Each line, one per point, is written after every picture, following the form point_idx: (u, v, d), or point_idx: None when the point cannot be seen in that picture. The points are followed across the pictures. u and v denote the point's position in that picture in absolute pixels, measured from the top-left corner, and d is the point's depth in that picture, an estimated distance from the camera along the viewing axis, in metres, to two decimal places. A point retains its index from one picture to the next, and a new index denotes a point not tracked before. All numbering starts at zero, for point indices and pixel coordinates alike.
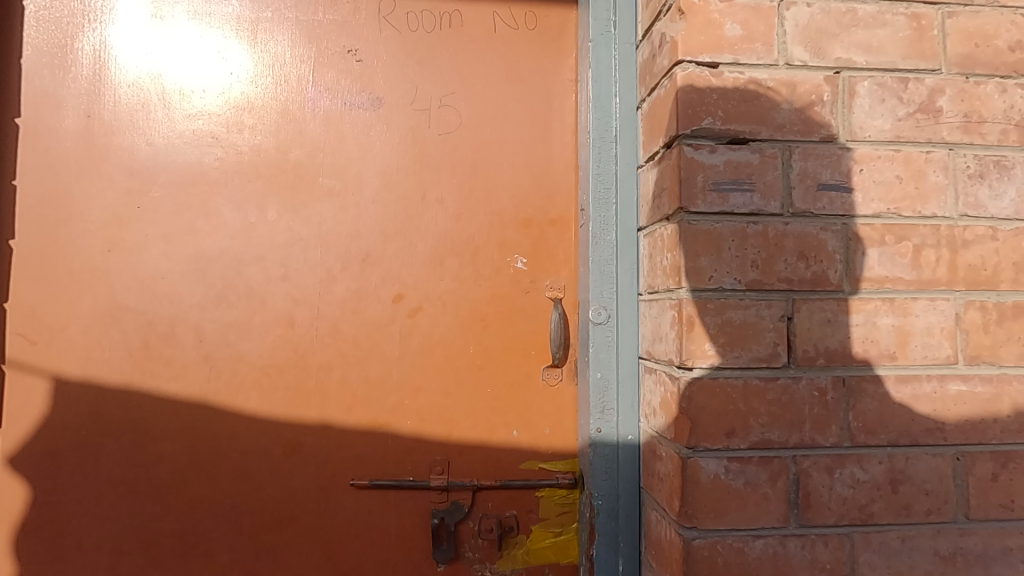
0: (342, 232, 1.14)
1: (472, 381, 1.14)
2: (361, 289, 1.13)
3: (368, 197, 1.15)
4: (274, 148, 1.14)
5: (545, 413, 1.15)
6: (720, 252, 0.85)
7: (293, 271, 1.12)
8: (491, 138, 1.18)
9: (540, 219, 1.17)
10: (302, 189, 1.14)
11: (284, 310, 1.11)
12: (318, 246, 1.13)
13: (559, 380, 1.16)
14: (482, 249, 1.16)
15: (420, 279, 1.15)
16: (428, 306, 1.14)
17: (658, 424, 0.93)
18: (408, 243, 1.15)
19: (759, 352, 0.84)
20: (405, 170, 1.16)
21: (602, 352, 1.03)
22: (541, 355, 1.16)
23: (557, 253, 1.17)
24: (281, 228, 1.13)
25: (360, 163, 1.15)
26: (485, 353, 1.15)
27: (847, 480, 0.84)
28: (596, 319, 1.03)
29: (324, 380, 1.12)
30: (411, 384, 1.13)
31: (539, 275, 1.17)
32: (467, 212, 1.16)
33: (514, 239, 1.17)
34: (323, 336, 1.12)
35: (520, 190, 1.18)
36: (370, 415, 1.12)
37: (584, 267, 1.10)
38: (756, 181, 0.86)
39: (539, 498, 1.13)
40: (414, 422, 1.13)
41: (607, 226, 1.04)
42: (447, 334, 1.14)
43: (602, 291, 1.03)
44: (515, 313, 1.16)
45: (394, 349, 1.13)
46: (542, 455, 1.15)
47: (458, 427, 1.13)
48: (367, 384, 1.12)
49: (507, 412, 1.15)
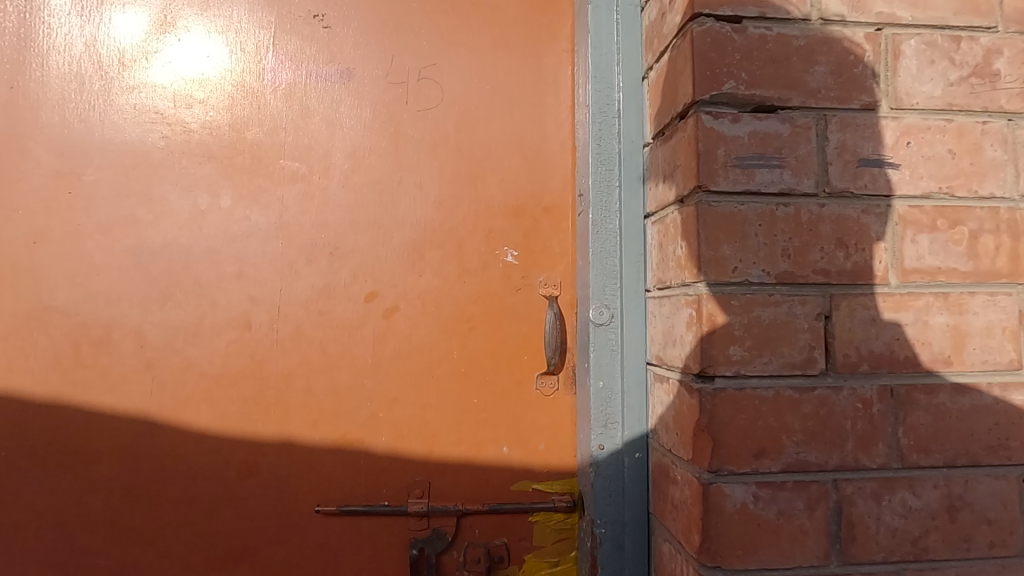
0: (307, 221, 1.00)
1: (457, 390, 1.01)
2: (329, 287, 0.99)
3: (337, 182, 1.01)
4: (228, 126, 0.99)
5: (540, 426, 1.02)
6: (745, 239, 0.72)
7: (250, 266, 0.98)
8: (476, 116, 1.04)
9: (533, 207, 1.04)
10: (260, 173, 0.99)
11: (240, 310, 0.97)
12: (279, 238, 0.99)
13: (555, 389, 1.02)
14: (467, 241, 1.03)
15: (397, 274, 1.01)
16: (406, 306, 1.01)
17: (670, 441, 0.80)
18: (383, 235, 1.01)
19: (793, 358, 0.71)
20: (379, 152, 1.02)
21: (604, 357, 0.89)
22: (535, 361, 1.02)
23: (552, 246, 1.04)
24: (237, 217, 0.98)
25: (327, 143, 1.01)
26: (471, 360, 1.01)
27: (896, 508, 0.71)
28: (596, 319, 0.89)
29: (286, 391, 0.97)
30: (386, 395, 0.99)
31: (532, 271, 1.03)
32: (449, 199, 1.03)
33: (503, 229, 1.03)
34: (285, 340, 0.98)
35: (510, 174, 1.04)
36: (340, 431, 0.98)
37: (582, 261, 0.97)
38: (786, 156, 0.73)
39: (532, 523, 1.00)
40: (390, 439, 0.99)
41: (609, 213, 0.91)
42: (428, 337, 1.01)
43: (604, 287, 0.90)
44: (505, 313, 1.02)
45: (368, 355, 0.99)
46: (536, 474, 1.01)
47: (441, 444, 1.00)
48: (336, 395, 0.98)
49: (496, 426, 1.01)
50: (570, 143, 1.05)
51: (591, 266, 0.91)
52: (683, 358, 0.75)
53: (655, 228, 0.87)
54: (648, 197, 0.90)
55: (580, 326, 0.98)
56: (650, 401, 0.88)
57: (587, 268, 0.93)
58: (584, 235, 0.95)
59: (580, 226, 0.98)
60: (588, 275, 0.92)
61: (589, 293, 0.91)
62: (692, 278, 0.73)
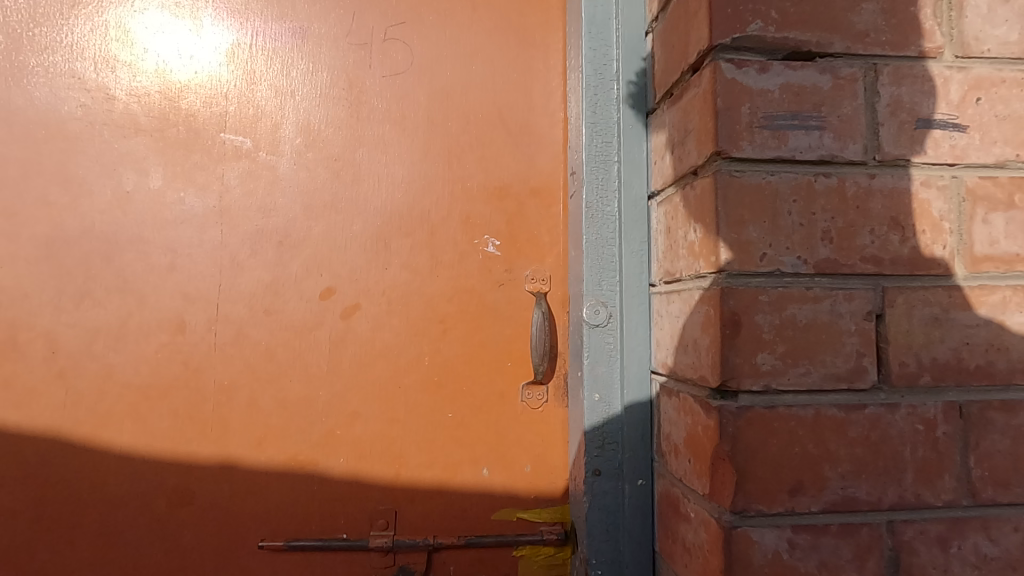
0: (252, 205, 0.85)
1: (429, 403, 0.86)
2: (277, 282, 0.85)
3: (288, 159, 0.86)
4: (159, 93, 0.84)
5: (525, 444, 0.87)
6: (776, 219, 0.57)
7: (184, 258, 0.83)
8: (452, 83, 0.90)
9: (517, 190, 0.90)
10: (197, 148, 0.85)
11: (171, 310, 0.83)
12: (218, 225, 0.84)
13: (544, 402, 0.88)
14: (440, 228, 0.88)
15: (358, 267, 0.86)
16: (369, 305, 0.86)
17: (681, 469, 0.65)
18: (342, 221, 0.87)
19: (837, 368, 0.56)
20: (338, 125, 0.87)
21: (600, 364, 0.75)
22: (519, 368, 0.88)
23: (540, 234, 0.89)
24: (169, 200, 0.84)
25: (277, 114, 0.87)
26: (446, 367, 0.87)
27: (966, 557, 0.57)
28: (591, 318, 0.75)
29: (226, 405, 0.83)
30: (345, 408, 0.85)
31: (517, 263, 0.89)
32: (420, 180, 0.88)
33: (483, 215, 0.89)
34: (225, 344, 0.83)
35: (491, 151, 0.90)
36: (290, 451, 0.83)
37: (575, 250, 0.82)
38: (826, 115, 0.58)
39: (517, 559, 0.85)
40: (349, 460, 0.84)
41: (606, 193, 0.76)
42: (395, 341, 0.86)
43: (600, 280, 0.75)
44: (485, 312, 0.88)
45: (323, 362, 0.85)
46: (521, 501, 0.86)
47: (410, 466, 0.85)
48: (285, 409, 0.84)
49: (474, 445, 0.86)
50: (561, 114, 0.91)
51: (584, 256, 0.76)
52: (698, 368, 0.60)
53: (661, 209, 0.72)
54: (652, 173, 0.75)
55: (572, 328, 0.83)
56: (655, 417, 0.73)
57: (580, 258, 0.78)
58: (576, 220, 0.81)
59: (573, 210, 0.83)
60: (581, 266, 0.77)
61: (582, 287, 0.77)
62: (709, 268, 0.58)
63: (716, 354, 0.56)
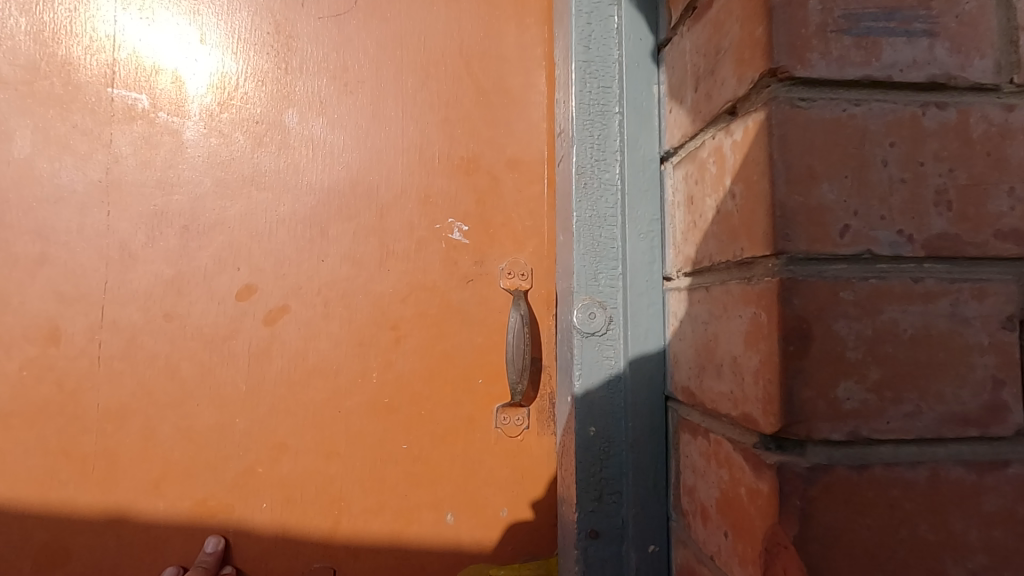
0: (148, 180, 0.66)
1: (377, 432, 0.67)
2: (181, 278, 0.66)
3: (195, 121, 0.67)
4: (28, 35, 0.66)
5: (502, 485, 0.67)
6: (862, 173, 0.37)
7: (58, 248, 0.64)
8: (407, 23, 0.70)
9: (492, 158, 0.70)
10: (75, 106, 0.66)
11: (42, 315, 0.64)
12: (103, 205, 0.65)
13: (524, 429, 0.67)
14: (393, 210, 0.69)
15: (288, 259, 0.67)
16: (300, 306, 0.67)
17: (712, 545, 0.45)
18: (265, 199, 0.67)
19: (962, 405, 0.36)
20: (259, 76, 0.68)
21: (596, 388, 0.54)
22: (493, 388, 0.67)
23: (520, 214, 0.69)
24: (37, 172, 0.65)
25: (182, 64, 0.67)
26: (399, 387, 0.67)
27: None
28: (583, 324, 0.54)
29: (112, 438, 0.64)
30: (269, 440, 0.66)
31: (491, 252, 0.69)
32: (366, 146, 0.69)
33: (447, 191, 0.69)
34: (111, 359, 0.64)
35: (460, 110, 0.70)
36: (198, 495, 0.65)
37: (563, 233, 0.61)
38: (938, 14, 0.38)
39: None
40: (276, 506, 0.66)
41: (604, 154, 0.56)
42: (334, 352, 0.67)
43: (595, 273, 0.55)
44: (449, 316, 0.68)
45: (240, 380, 0.66)
46: (498, 559, 0.67)
47: (353, 513, 0.66)
48: (191, 442, 0.65)
49: (436, 486, 0.67)
50: (546, 61, 0.71)
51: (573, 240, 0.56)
52: (740, 403, 0.40)
53: (679, 174, 0.52)
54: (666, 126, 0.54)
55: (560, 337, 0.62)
56: (671, 462, 0.53)
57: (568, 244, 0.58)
58: (564, 193, 0.60)
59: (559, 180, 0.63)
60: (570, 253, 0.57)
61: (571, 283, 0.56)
62: (758, 249, 0.38)
63: (774, 386, 0.36)
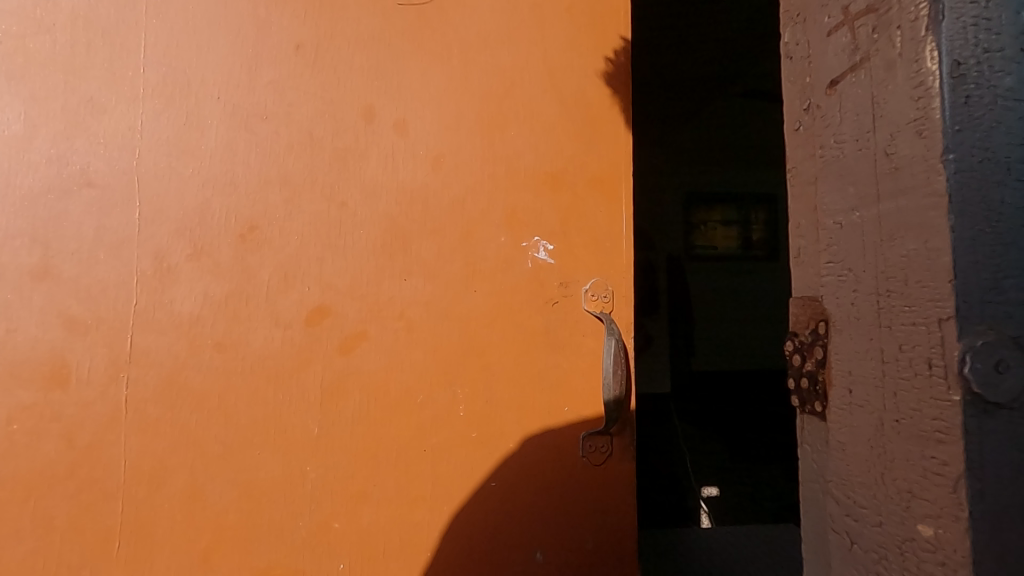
0: (193, 178, 0.53)
1: (463, 470, 0.61)
2: (238, 300, 0.54)
3: (253, 111, 0.56)
4: None
5: (590, 516, 0.64)
6: None
7: (68, 261, 0.49)
8: (488, 27, 0.64)
9: (579, 174, 0.65)
10: (90, 76, 0.51)
11: (47, 350, 0.48)
12: (131, 203, 0.51)
13: (608, 456, 0.64)
14: (480, 225, 0.62)
15: (366, 277, 0.59)
16: (381, 331, 0.59)
17: None
18: (338, 211, 0.58)
19: None
20: (330, 69, 0.59)
21: (1007, 511, 0.26)
22: (583, 416, 0.64)
23: (606, 237, 0.66)
24: (36, 159, 0.49)
25: (236, 40, 0.55)
26: (487, 419, 0.62)
27: None
28: (980, 384, 0.26)
29: (147, 505, 0.50)
30: (347, 487, 0.57)
31: (576, 274, 0.65)
32: (448, 156, 0.62)
33: (534, 206, 0.64)
34: (145, 406, 0.50)
35: (546, 121, 0.65)
36: (261, 562, 0.54)
37: (866, 203, 0.32)
38: None
39: None
40: (354, 565, 0.57)
41: (996, 30, 0.28)
42: (419, 383, 0.60)
43: (996, 275, 0.27)
44: (536, 344, 0.63)
45: (310, 422, 0.56)
46: None
47: (440, 559, 0.60)
48: (252, 498, 0.53)
49: (527, 525, 0.62)
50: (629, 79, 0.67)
51: (926, 211, 0.28)
52: None
53: None
54: None
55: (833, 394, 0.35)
56: None
57: (884, 224, 0.31)
58: (849, 128, 0.33)
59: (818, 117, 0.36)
60: (896, 248, 0.30)
61: (897, 301, 0.30)
62: None
63: None
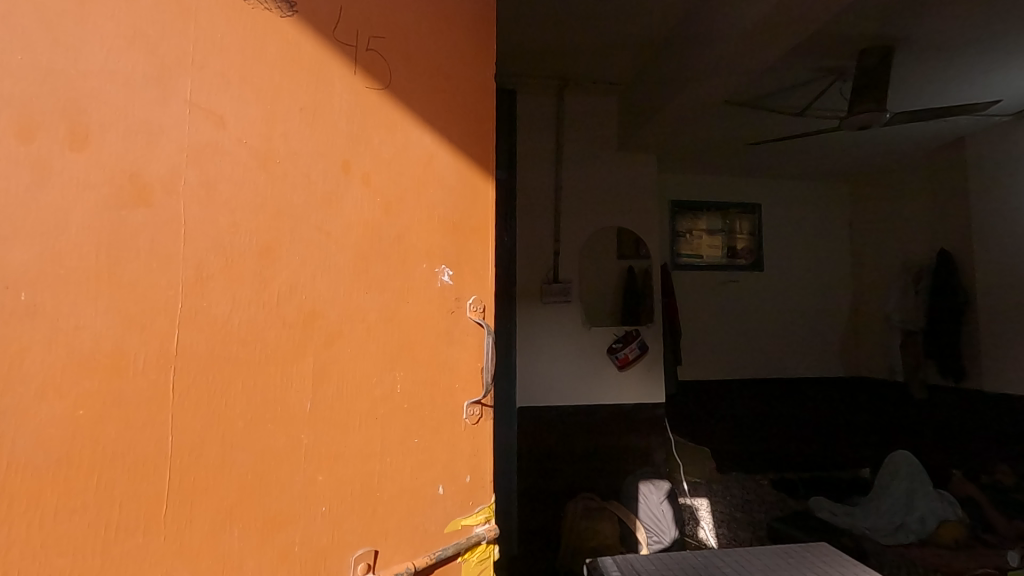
0: (223, 203, 0.64)
1: (398, 431, 0.78)
2: (253, 303, 0.66)
3: (273, 154, 0.69)
4: (104, 31, 0.58)
5: (468, 451, 0.87)
6: None
7: (130, 268, 0.58)
8: (420, 110, 0.85)
9: (472, 215, 0.90)
10: (151, 114, 0.60)
11: (110, 344, 0.56)
12: (182, 223, 0.61)
13: (481, 417, 0.89)
14: (413, 247, 0.81)
15: (342, 284, 0.73)
16: (353, 330, 0.74)
17: None
18: (320, 241, 0.72)
19: None
20: (323, 125, 0.73)
21: None
22: (467, 388, 0.87)
23: (481, 271, 0.90)
24: (99, 182, 0.56)
25: (264, 96, 0.68)
26: (415, 393, 0.80)
27: None
28: None
29: (188, 472, 0.61)
30: (326, 451, 0.71)
31: (464, 292, 0.88)
32: (396, 205, 0.80)
33: (447, 236, 0.86)
34: (188, 390, 0.61)
35: (454, 175, 0.88)
36: (269, 511, 0.66)
37: None
38: None
39: (462, 564, 0.88)
40: (333, 507, 0.72)
41: None
42: (376, 370, 0.76)
43: None
44: (438, 338, 0.84)
45: (304, 401, 0.69)
46: (467, 510, 0.88)
47: (386, 502, 0.78)
48: (265, 461, 0.66)
49: (430, 468, 0.82)
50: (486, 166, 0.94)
51: None
52: None
53: None
54: None
55: None
56: None
57: None
58: None
59: None
60: None
61: None
62: None
63: None
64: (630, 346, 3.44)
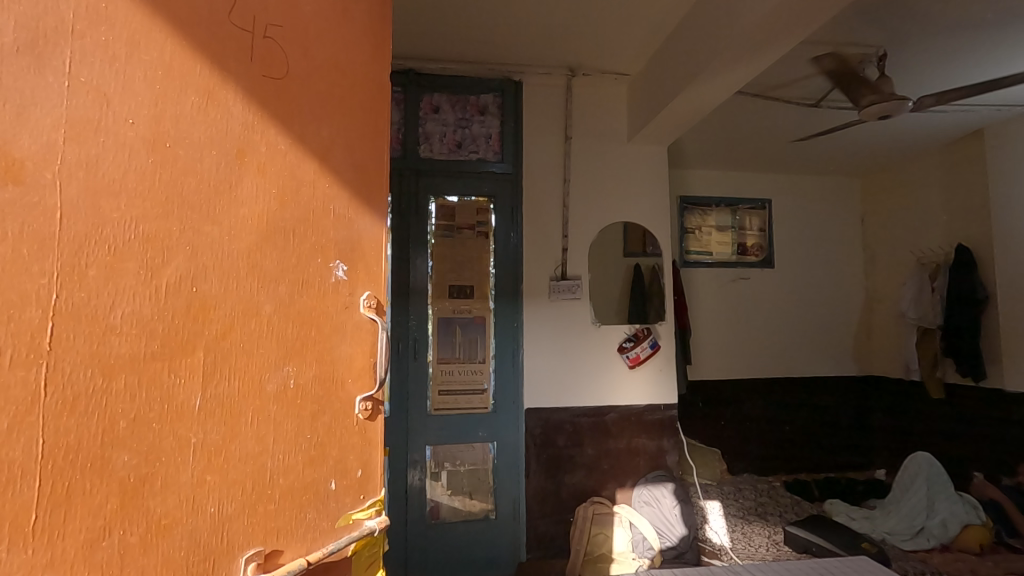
0: (101, 188, 0.60)
1: (292, 428, 0.77)
2: (137, 294, 0.62)
3: (161, 138, 0.65)
4: None
5: (360, 446, 0.88)
6: None
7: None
8: (317, 103, 0.84)
9: (367, 211, 0.91)
10: (20, 88, 0.55)
11: None
12: (54, 208, 0.57)
13: (371, 412, 0.90)
14: (306, 241, 0.81)
15: (233, 278, 0.71)
16: (246, 324, 0.72)
17: None
18: (211, 230, 0.69)
19: None
20: (215, 112, 0.71)
21: None
22: (361, 384, 0.87)
23: (375, 267, 0.92)
24: None
25: (153, 78, 0.65)
26: (308, 389, 0.79)
27: None
28: None
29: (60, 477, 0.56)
30: (215, 450, 0.68)
31: (358, 287, 0.88)
32: (290, 199, 0.79)
33: (341, 231, 0.86)
34: (60, 388, 0.56)
35: (351, 171, 0.89)
36: (154, 515, 0.62)
37: None
38: None
39: (353, 557, 0.87)
40: (223, 508, 0.69)
41: None
42: (268, 365, 0.74)
43: None
44: (331, 333, 0.83)
45: (194, 398, 0.66)
46: (359, 502, 0.88)
47: (281, 501, 0.76)
48: (149, 462, 0.62)
49: (322, 464, 0.82)
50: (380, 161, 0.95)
51: None
52: None
53: None
54: None
55: None
56: None
57: None
58: None
59: None
60: None
61: None
62: None
63: None
64: (641, 346, 3.38)
